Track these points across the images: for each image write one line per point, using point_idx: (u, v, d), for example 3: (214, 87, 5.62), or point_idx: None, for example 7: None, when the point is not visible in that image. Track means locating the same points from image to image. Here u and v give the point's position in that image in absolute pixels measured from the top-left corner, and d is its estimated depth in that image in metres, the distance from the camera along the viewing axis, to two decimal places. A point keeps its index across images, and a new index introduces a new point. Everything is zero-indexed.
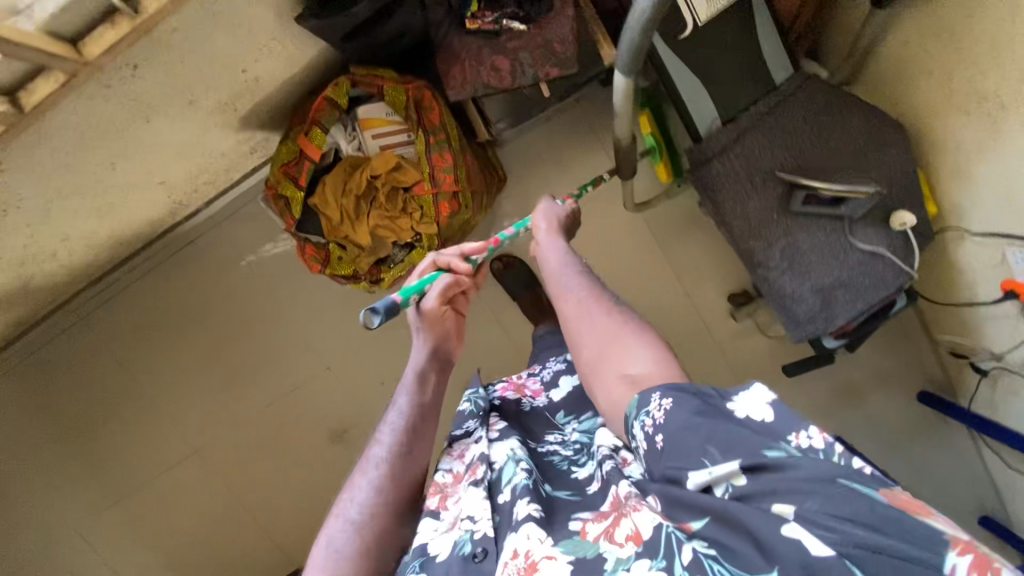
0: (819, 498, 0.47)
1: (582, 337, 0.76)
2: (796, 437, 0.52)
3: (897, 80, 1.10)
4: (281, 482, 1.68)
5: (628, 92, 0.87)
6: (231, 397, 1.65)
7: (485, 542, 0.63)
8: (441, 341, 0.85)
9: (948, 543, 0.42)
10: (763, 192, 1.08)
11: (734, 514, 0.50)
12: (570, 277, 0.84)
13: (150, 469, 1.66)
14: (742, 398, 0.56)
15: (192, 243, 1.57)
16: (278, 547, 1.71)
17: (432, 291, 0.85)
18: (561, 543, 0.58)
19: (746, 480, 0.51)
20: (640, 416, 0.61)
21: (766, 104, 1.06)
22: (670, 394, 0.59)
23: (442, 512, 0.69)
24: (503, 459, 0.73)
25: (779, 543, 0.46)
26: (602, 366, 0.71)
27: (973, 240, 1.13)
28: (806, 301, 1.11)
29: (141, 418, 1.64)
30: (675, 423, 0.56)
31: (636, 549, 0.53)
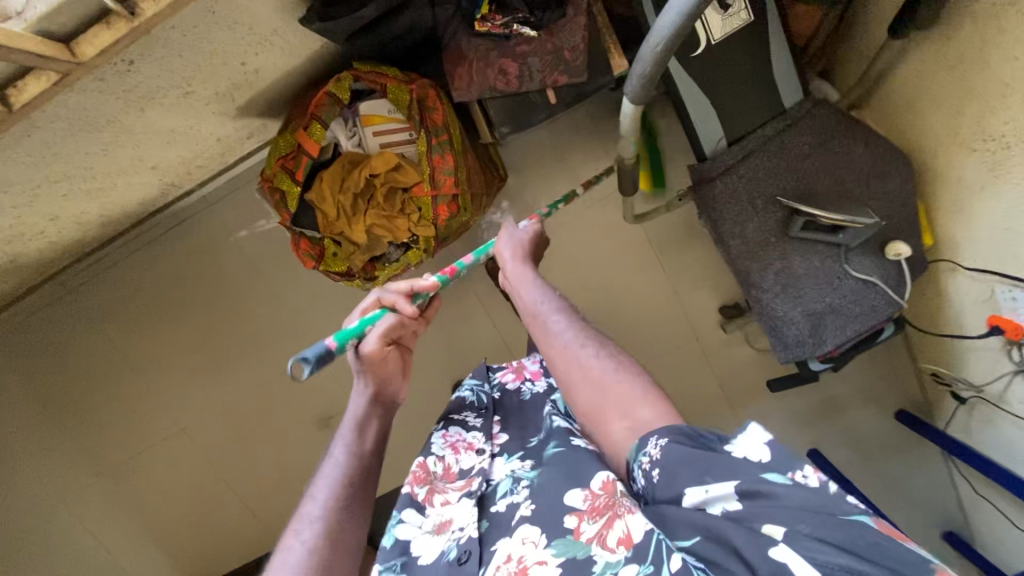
0: (812, 522, 0.47)
1: (573, 382, 0.67)
2: (794, 473, 0.51)
3: (906, 109, 1.10)
4: (267, 463, 1.70)
5: (636, 116, 0.87)
6: (217, 379, 1.64)
7: (469, 544, 0.64)
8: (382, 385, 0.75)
9: (932, 570, 0.43)
10: (763, 215, 1.08)
11: (724, 533, 0.50)
12: (548, 301, 0.75)
13: (133, 446, 1.66)
14: (740, 441, 0.54)
15: (183, 220, 1.54)
16: (263, 520, 1.73)
17: (373, 333, 0.74)
18: (554, 545, 0.59)
19: (740, 505, 0.50)
20: (640, 457, 0.60)
21: (774, 127, 1.04)
22: (670, 435, 0.57)
23: (429, 510, 0.70)
24: (502, 476, 0.73)
25: (765, 564, 0.47)
26: (601, 412, 0.65)
27: (966, 274, 1.14)
28: (796, 325, 1.12)
29: (126, 395, 1.63)
30: (675, 458, 0.55)
31: (625, 554, 0.54)
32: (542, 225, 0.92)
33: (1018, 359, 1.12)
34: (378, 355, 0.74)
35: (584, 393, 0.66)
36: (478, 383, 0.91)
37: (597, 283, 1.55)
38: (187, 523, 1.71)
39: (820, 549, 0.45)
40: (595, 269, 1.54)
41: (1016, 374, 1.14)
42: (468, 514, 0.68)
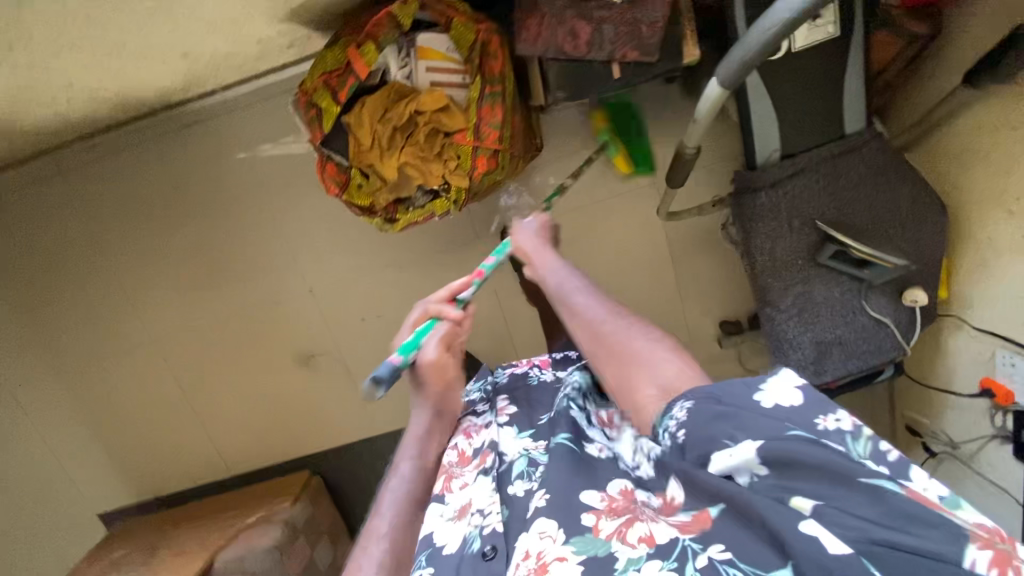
0: (836, 485, 0.49)
1: (604, 358, 0.74)
2: (824, 419, 0.54)
3: (955, 162, 1.09)
4: (237, 388, 1.65)
5: (715, 105, 0.84)
6: (201, 294, 1.57)
7: (495, 542, 0.72)
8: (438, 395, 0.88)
9: (969, 537, 0.44)
10: (798, 235, 1.07)
11: (758, 507, 0.51)
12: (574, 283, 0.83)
13: (103, 341, 1.61)
14: (769, 387, 0.57)
15: (188, 128, 1.46)
16: (224, 442, 1.70)
17: (432, 341, 0.84)
18: (572, 542, 0.62)
19: (766, 470, 0.52)
20: (665, 420, 0.62)
21: (830, 150, 1.01)
22: (692, 395, 0.60)
23: (448, 497, 0.83)
24: (515, 454, 0.82)
25: (798, 539, 0.47)
26: (630, 384, 0.70)
27: (970, 333, 1.18)
28: (802, 350, 1.14)
29: (104, 290, 1.57)
30: (698, 420, 0.57)
31: (647, 550, 0.57)
32: (548, 221, 1.04)
33: (999, 424, 1.16)
34: (437, 363, 0.84)
35: (610, 368, 0.73)
36: (481, 381, 1.08)
37: (606, 272, 1.54)
38: (149, 428, 1.69)
39: (848, 523, 0.47)
40: (607, 257, 1.52)
41: (992, 439, 1.19)
42: (487, 500, 0.79)
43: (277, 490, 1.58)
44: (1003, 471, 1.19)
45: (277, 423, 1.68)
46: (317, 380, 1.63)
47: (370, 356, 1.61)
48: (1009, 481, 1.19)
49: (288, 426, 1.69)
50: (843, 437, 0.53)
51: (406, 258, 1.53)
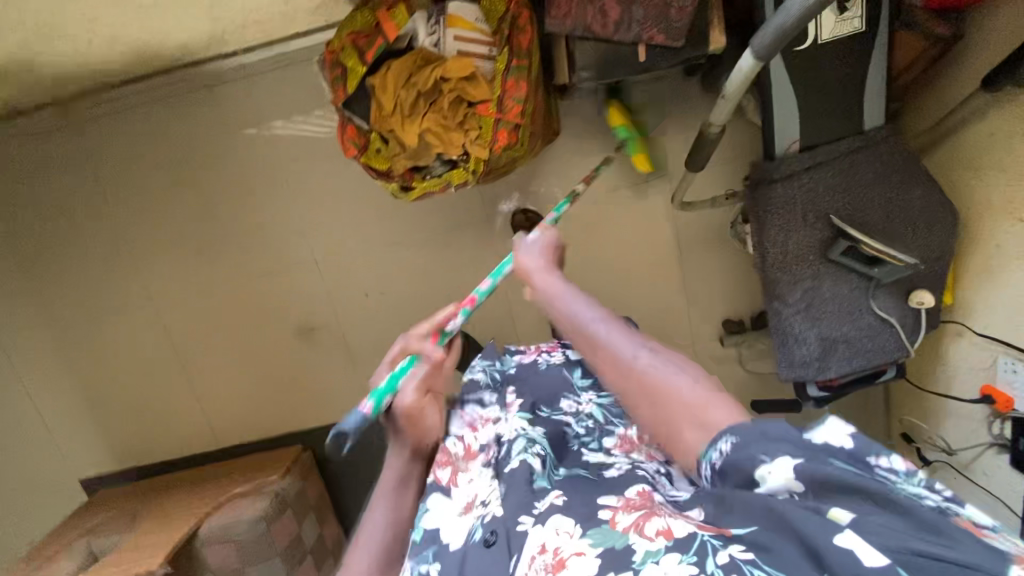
0: (871, 502, 0.46)
1: (633, 392, 0.65)
2: (879, 457, 0.47)
3: (966, 168, 1.10)
4: (234, 356, 1.64)
5: (745, 80, 0.86)
6: (204, 258, 1.56)
7: (495, 526, 0.76)
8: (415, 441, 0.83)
9: (1013, 559, 0.41)
10: (810, 229, 1.08)
11: (787, 516, 0.48)
12: (585, 306, 0.77)
13: (100, 300, 1.59)
14: (818, 430, 0.50)
15: (201, 95, 1.45)
16: (216, 411, 1.68)
17: (409, 382, 0.79)
18: (589, 535, 0.64)
19: (802, 489, 0.48)
20: (708, 452, 0.55)
21: (848, 145, 1.02)
22: (736, 429, 0.52)
23: (454, 492, 0.86)
24: (515, 436, 0.89)
25: (835, 554, 0.45)
26: (666, 424, 0.61)
27: (971, 339, 1.19)
28: (806, 345, 1.14)
29: (106, 248, 1.55)
30: (735, 446, 0.51)
31: (665, 543, 0.58)
32: (553, 234, 0.96)
33: (997, 432, 1.18)
34: (415, 406, 0.79)
35: (643, 408, 0.64)
36: (490, 363, 1.14)
37: (612, 262, 1.54)
38: (141, 395, 1.67)
39: (887, 534, 0.44)
40: (615, 248, 1.53)
41: (989, 447, 1.20)
42: (488, 489, 0.85)
43: (268, 462, 1.55)
44: (998, 479, 1.20)
45: (272, 395, 1.67)
46: (316, 353, 1.62)
47: (371, 333, 1.60)
48: (1005, 490, 1.19)
49: (282, 399, 1.67)
50: (896, 471, 0.47)
51: (414, 236, 1.52)
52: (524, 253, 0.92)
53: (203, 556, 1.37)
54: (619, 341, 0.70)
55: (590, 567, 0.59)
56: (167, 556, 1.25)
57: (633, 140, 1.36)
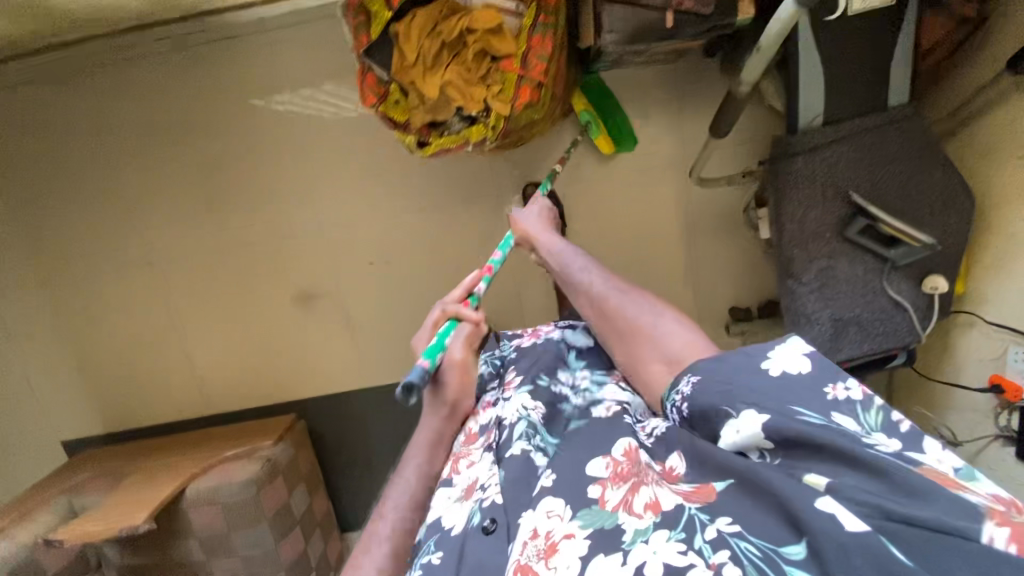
0: (842, 460, 0.52)
1: (614, 336, 0.86)
2: (834, 389, 0.57)
3: (984, 156, 1.10)
4: (230, 321, 1.60)
5: (783, 26, 0.88)
6: (205, 218, 1.52)
7: (494, 515, 0.73)
8: (455, 398, 0.87)
9: (985, 515, 0.44)
10: (829, 206, 1.07)
11: (768, 482, 0.54)
12: (575, 261, 0.97)
13: (96, 256, 1.56)
14: (776, 355, 0.62)
15: (212, 50, 1.41)
16: (209, 377, 1.64)
17: (457, 342, 0.83)
18: (579, 517, 0.63)
19: (773, 446, 0.56)
20: (672, 394, 0.70)
21: (870, 121, 1.02)
22: (701, 369, 0.66)
23: (455, 480, 0.84)
24: (515, 417, 0.83)
25: (813, 518, 0.49)
26: (641, 363, 0.81)
27: (981, 330, 1.18)
28: (818, 325, 1.13)
29: (105, 202, 1.52)
30: (709, 391, 0.63)
31: (654, 519, 0.59)
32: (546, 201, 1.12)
33: (1003, 424, 1.17)
34: (462, 363, 0.84)
35: (621, 345, 0.85)
36: (489, 352, 1.10)
37: (621, 243, 1.52)
38: (132, 357, 1.63)
39: (862, 498, 0.48)
40: (625, 229, 1.51)
41: (995, 439, 1.19)
42: (487, 474, 0.80)
43: (260, 429, 1.52)
44: (1003, 472, 1.20)
45: (267, 363, 1.63)
46: (315, 322, 1.58)
47: (372, 303, 1.57)
48: (1012, 483, 1.18)
49: (277, 367, 1.63)
50: (852, 408, 0.56)
51: (422, 206, 1.49)
52: (525, 221, 1.07)
53: (187, 519, 1.32)
54: (604, 288, 0.90)
55: (581, 549, 0.60)
56: (152, 513, 1.20)
57: (594, 125, 1.36)
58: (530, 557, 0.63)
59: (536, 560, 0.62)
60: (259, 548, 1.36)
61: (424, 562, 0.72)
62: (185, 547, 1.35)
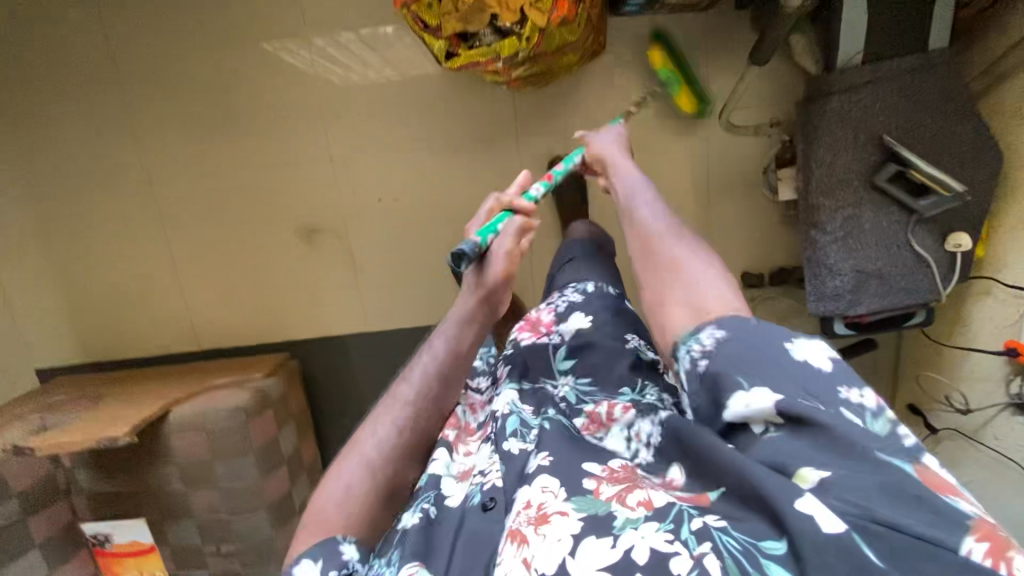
0: (836, 455, 0.50)
1: (647, 266, 0.76)
2: (848, 391, 0.54)
3: (1015, 113, 1.09)
4: (226, 251, 1.53)
5: None
6: (209, 140, 1.46)
7: (494, 493, 0.72)
8: (496, 284, 0.78)
9: (969, 528, 0.44)
10: (860, 150, 1.06)
11: (759, 478, 0.52)
12: (642, 194, 0.90)
13: (89, 172, 1.49)
14: (800, 343, 0.57)
15: None
16: (198, 308, 1.57)
17: (506, 227, 0.80)
18: (574, 500, 0.63)
19: (779, 422, 0.54)
20: (689, 342, 0.62)
21: (908, 63, 1.01)
22: (727, 325, 0.60)
23: (454, 458, 0.82)
24: (505, 410, 0.83)
25: (795, 517, 0.48)
26: (664, 294, 0.70)
27: (999, 296, 1.17)
28: (839, 277, 1.10)
29: (104, 115, 1.45)
30: (726, 353, 0.58)
31: (646, 513, 0.57)
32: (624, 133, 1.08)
33: (1015, 391, 1.17)
34: (513, 252, 0.78)
35: (651, 275, 0.75)
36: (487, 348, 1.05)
37: None
38: (118, 285, 1.56)
39: (850, 498, 0.47)
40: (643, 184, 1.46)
41: (1005, 409, 1.19)
42: (487, 460, 0.79)
43: (252, 364, 1.45)
44: (1010, 441, 1.20)
45: (261, 298, 1.56)
46: (316, 257, 1.52)
47: (377, 242, 1.52)
48: (1020, 453, 1.18)
49: (272, 304, 1.57)
50: (862, 412, 0.53)
51: (438, 143, 1.45)
52: (601, 146, 1.03)
53: (168, 444, 1.26)
54: (658, 224, 0.82)
55: (572, 528, 0.58)
56: (132, 428, 1.14)
57: (673, 84, 1.36)
58: (521, 523, 0.63)
59: (526, 526, 0.62)
60: (241, 481, 1.29)
61: (421, 510, 0.73)
62: (164, 474, 1.28)
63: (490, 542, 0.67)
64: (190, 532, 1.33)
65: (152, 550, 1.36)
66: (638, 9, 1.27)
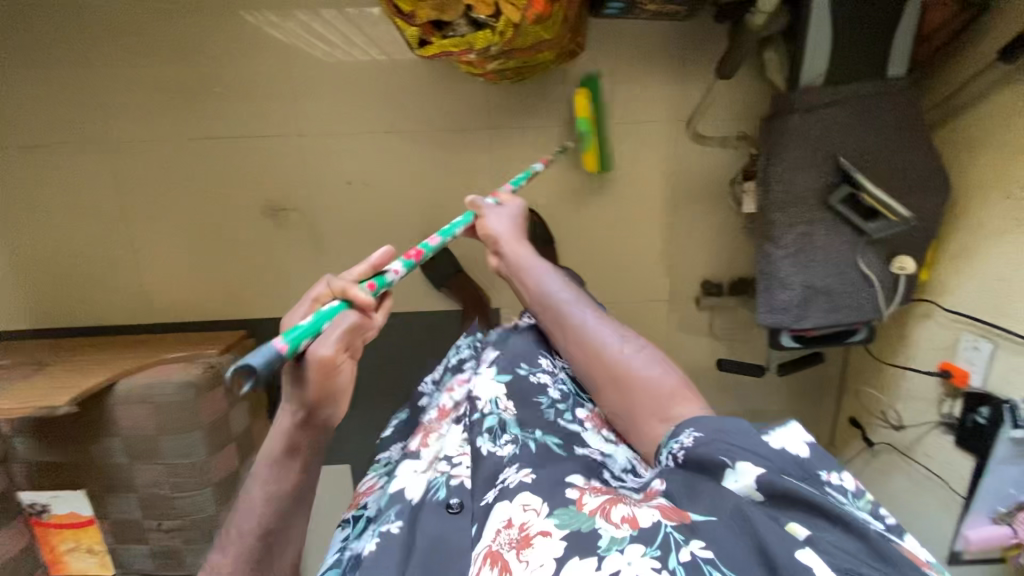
0: (822, 522, 0.62)
1: (606, 380, 0.91)
2: (829, 474, 0.68)
3: (965, 145, 1.14)
4: (187, 221, 1.50)
5: None
6: (176, 105, 1.42)
7: (461, 497, 0.81)
8: (311, 404, 0.64)
9: None
10: (818, 169, 1.09)
11: (754, 520, 0.61)
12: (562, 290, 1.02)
13: (46, 129, 1.43)
14: (778, 433, 0.70)
15: None
16: (155, 279, 1.54)
17: (330, 332, 0.64)
18: (555, 515, 0.69)
19: (761, 497, 0.64)
20: (671, 442, 0.76)
21: (866, 89, 1.06)
22: (700, 425, 0.73)
23: (421, 454, 0.90)
24: (488, 405, 0.89)
25: (790, 562, 0.57)
26: (635, 413, 0.86)
27: (938, 318, 1.22)
28: (789, 291, 1.13)
29: (66, 71, 1.40)
30: (711, 435, 0.70)
31: (630, 531, 0.64)
32: (517, 204, 1.12)
33: (946, 412, 1.21)
34: (331, 362, 0.63)
35: (613, 391, 0.89)
36: (474, 339, 1.16)
37: (609, 200, 1.48)
38: (73, 249, 1.51)
39: (841, 561, 0.59)
40: (614, 187, 1.47)
41: (937, 426, 1.23)
42: (456, 448, 0.89)
43: (211, 339, 1.42)
44: (938, 458, 1.24)
45: (222, 272, 1.53)
46: (281, 234, 1.50)
47: (344, 224, 1.50)
48: (946, 470, 1.22)
49: (232, 279, 1.54)
50: (845, 493, 0.67)
51: (412, 129, 1.44)
52: (496, 225, 1.07)
53: (113, 415, 1.23)
54: (598, 328, 0.96)
55: (556, 550, 0.65)
56: (75, 396, 1.11)
57: (589, 134, 1.36)
58: (502, 544, 0.68)
59: (508, 548, 0.68)
60: (188, 457, 1.27)
61: (382, 530, 0.76)
62: (108, 445, 1.26)
63: (462, 552, 0.74)
64: (131, 506, 1.31)
65: (91, 522, 1.33)
66: (620, 11, 1.26)
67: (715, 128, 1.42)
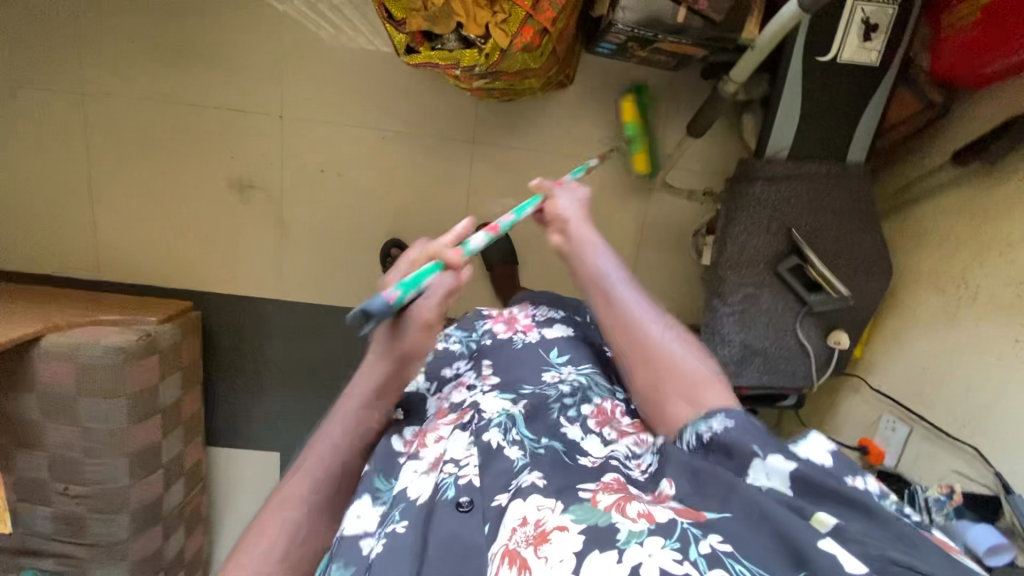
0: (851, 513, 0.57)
1: (638, 358, 0.79)
2: (854, 478, 0.61)
3: (913, 234, 1.19)
4: (149, 182, 1.46)
5: (775, 35, 0.99)
6: (157, 65, 1.40)
7: (471, 494, 0.69)
8: (405, 352, 0.73)
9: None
10: (770, 237, 1.13)
11: (775, 514, 0.54)
12: (610, 264, 0.87)
13: (17, 66, 1.38)
14: (802, 444, 0.64)
15: None
16: (108, 234, 1.49)
17: (430, 290, 0.70)
18: (572, 511, 0.59)
19: (790, 491, 0.59)
20: (698, 425, 0.69)
21: (826, 169, 1.10)
22: (734, 416, 0.66)
23: (422, 453, 0.77)
24: (494, 412, 0.80)
25: (818, 553, 0.51)
26: (659, 393, 0.76)
27: (865, 396, 1.27)
28: (730, 347, 1.16)
29: (47, 11, 1.36)
30: (734, 429, 0.65)
31: (648, 526, 0.55)
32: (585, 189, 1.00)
33: None
34: (432, 317, 0.71)
35: (643, 370, 0.78)
36: (466, 333, 1.03)
37: None
38: (24, 191, 1.46)
39: (867, 543, 0.53)
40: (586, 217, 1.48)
41: None
42: (462, 451, 0.75)
43: (149, 305, 1.39)
44: None
45: (178, 238, 1.50)
46: (244, 210, 1.48)
47: (311, 211, 1.49)
48: None
49: (188, 247, 1.50)
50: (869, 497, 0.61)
51: (394, 129, 1.44)
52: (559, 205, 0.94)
53: (35, 369, 1.19)
54: (640, 310, 0.82)
55: (574, 544, 0.55)
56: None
57: (637, 141, 1.37)
58: (518, 543, 0.58)
59: (524, 546, 0.57)
60: (107, 423, 1.24)
61: (389, 533, 0.66)
62: (23, 400, 1.21)
63: (473, 552, 0.63)
64: (39, 466, 1.26)
65: None
66: (611, 52, 1.29)
67: (687, 179, 1.46)
